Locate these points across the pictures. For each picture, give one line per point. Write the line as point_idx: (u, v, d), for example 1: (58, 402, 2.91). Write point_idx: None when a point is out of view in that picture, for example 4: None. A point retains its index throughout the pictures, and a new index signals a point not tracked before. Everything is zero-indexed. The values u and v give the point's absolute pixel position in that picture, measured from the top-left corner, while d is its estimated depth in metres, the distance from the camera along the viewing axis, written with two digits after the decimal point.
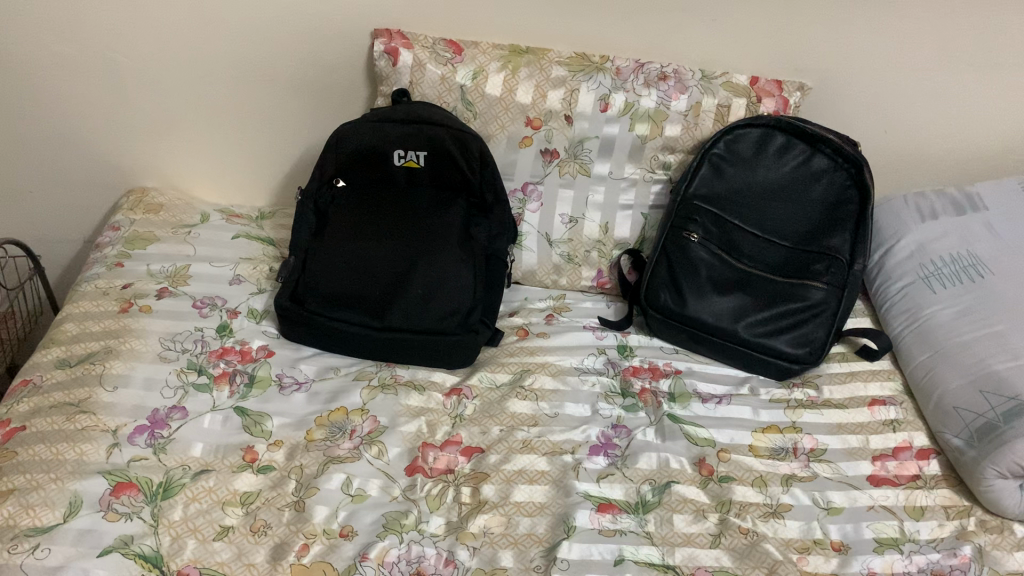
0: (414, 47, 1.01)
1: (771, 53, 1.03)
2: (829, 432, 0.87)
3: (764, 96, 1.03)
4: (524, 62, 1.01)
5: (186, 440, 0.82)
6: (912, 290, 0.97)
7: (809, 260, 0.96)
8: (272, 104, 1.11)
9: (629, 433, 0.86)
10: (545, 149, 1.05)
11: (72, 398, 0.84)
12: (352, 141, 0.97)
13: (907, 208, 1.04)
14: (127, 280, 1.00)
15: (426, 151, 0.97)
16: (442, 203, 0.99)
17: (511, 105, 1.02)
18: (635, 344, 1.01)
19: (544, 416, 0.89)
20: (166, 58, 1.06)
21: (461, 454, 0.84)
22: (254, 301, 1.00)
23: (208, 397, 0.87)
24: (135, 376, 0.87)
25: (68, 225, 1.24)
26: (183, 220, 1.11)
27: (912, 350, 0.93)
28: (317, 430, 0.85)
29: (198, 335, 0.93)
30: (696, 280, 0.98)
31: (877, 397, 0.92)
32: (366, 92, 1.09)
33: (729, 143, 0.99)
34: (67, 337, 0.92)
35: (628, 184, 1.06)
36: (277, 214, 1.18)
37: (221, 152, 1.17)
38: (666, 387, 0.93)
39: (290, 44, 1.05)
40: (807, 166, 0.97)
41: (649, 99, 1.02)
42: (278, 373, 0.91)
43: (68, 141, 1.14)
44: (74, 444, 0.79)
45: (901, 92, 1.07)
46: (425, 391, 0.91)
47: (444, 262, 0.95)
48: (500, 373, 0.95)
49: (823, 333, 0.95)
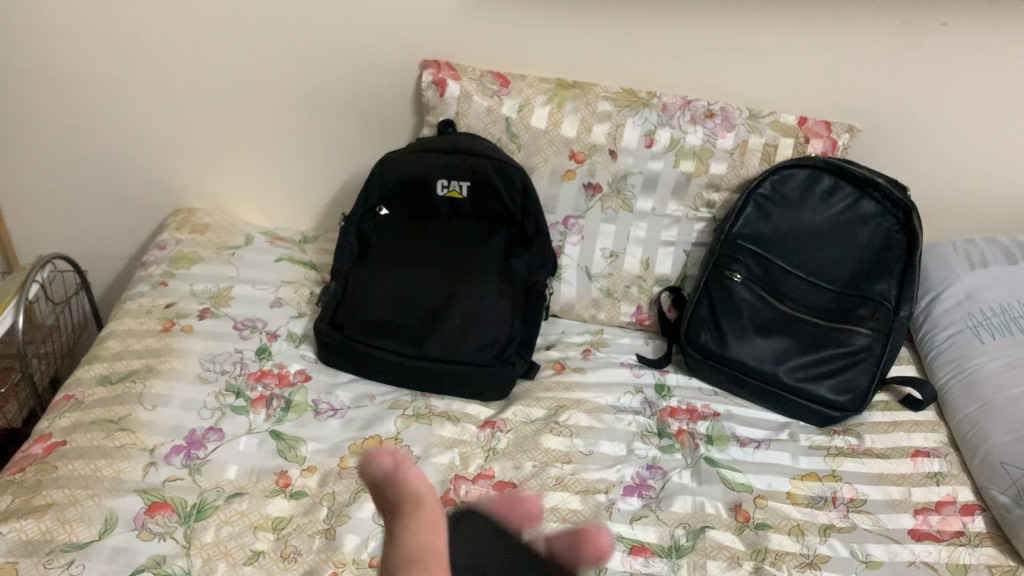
0: (461, 79, 1.02)
1: (821, 93, 1.02)
2: (869, 483, 0.85)
3: (812, 137, 1.02)
4: (571, 96, 1.02)
5: (221, 462, 0.82)
6: (960, 339, 0.95)
7: (855, 304, 0.95)
8: (320, 131, 1.13)
9: (664, 475, 0.85)
10: (588, 183, 1.04)
11: (113, 415, 0.85)
12: (399, 169, 0.99)
13: (957, 256, 1.02)
14: (171, 299, 1.01)
15: (468, 181, 0.98)
16: (484, 234, 1.00)
17: (556, 138, 1.02)
18: (673, 383, 0.99)
19: (578, 454, 0.88)
20: (219, 82, 1.08)
21: (493, 488, 0.83)
22: (295, 325, 1.00)
23: (245, 419, 0.87)
24: (174, 396, 0.88)
25: (116, 241, 1.26)
26: (228, 241, 1.13)
27: (958, 403, 0.90)
28: (351, 458, 0.85)
29: (238, 357, 0.94)
30: (737, 322, 0.96)
31: (920, 448, 0.89)
32: (412, 121, 1.10)
33: (775, 183, 0.98)
34: (109, 353, 0.94)
35: (671, 221, 1.05)
36: (319, 239, 1.19)
37: (267, 176, 1.19)
38: (704, 429, 0.91)
39: (340, 72, 1.06)
40: (854, 210, 0.96)
41: (695, 135, 1.01)
42: (315, 399, 0.91)
43: (121, 160, 1.16)
44: (112, 461, 0.80)
45: (953, 137, 1.05)
46: (459, 423, 0.90)
47: (482, 293, 0.95)
48: (535, 407, 0.93)
49: (866, 380, 0.93)
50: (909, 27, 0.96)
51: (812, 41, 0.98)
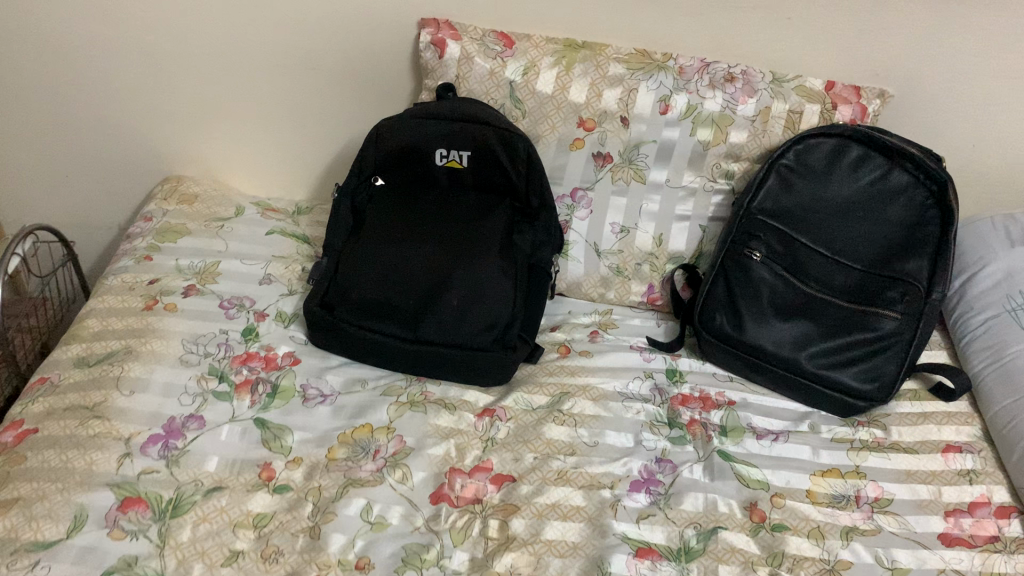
0: (462, 39, 0.94)
1: (851, 54, 0.95)
2: (896, 481, 0.79)
3: (840, 103, 0.95)
4: (580, 57, 0.94)
5: (202, 453, 0.77)
6: (997, 325, 0.88)
7: (884, 285, 0.87)
8: (314, 94, 1.06)
9: (675, 470, 0.80)
10: (598, 152, 0.97)
11: (88, 401, 0.80)
12: (395, 138, 0.93)
13: (995, 232, 0.95)
14: (155, 275, 0.96)
15: (469, 151, 0.92)
16: (485, 208, 0.94)
17: (563, 104, 0.95)
18: (686, 369, 0.93)
19: (583, 445, 0.82)
20: (206, 44, 1.02)
21: (490, 482, 0.78)
22: (284, 303, 0.95)
23: (228, 406, 0.82)
24: (153, 380, 0.83)
25: (104, 211, 1.20)
26: (217, 212, 1.07)
27: (994, 394, 0.84)
28: (339, 449, 0.79)
29: (223, 338, 0.89)
30: (756, 304, 0.89)
31: (952, 442, 0.82)
32: (411, 85, 1.03)
33: (799, 154, 0.92)
34: (88, 334, 0.89)
35: (686, 194, 0.98)
36: (314, 209, 1.13)
37: (259, 143, 1.12)
38: (718, 419, 0.85)
39: (334, 31, 0.99)
40: (884, 182, 0.89)
41: (714, 101, 0.94)
42: (303, 384, 0.86)
43: (106, 126, 1.10)
44: (84, 452, 0.75)
45: (994, 105, 0.97)
46: (456, 411, 0.84)
47: (481, 271, 0.89)
48: (537, 395, 0.87)
49: (893, 368, 0.86)
50: None
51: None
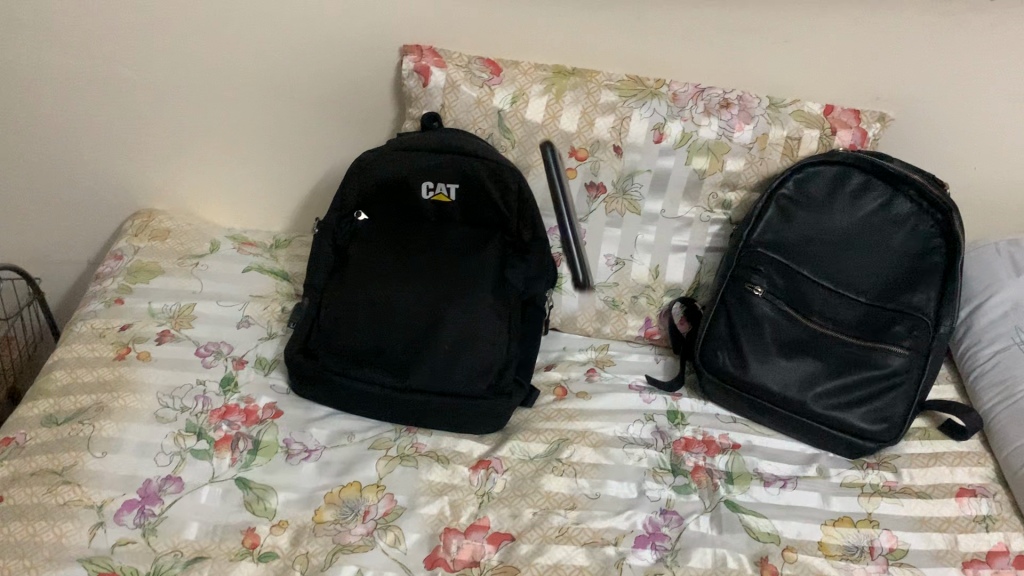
0: (446, 66, 0.90)
1: (851, 79, 0.91)
2: (911, 529, 0.76)
3: (840, 127, 0.91)
4: (570, 85, 0.90)
5: (180, 519, 0.72)
6: (1007, 357, 0.86)
7: (889, 320, 0.84)
8: (291, 124, 1.01)
9: (680, 522, 0.76)
10: (590, 182, 0.94)
11: (57, 464, 0.75)
12: (378, 171, 0.87)
13: (1000, 260, 0.93)
14: (127, 320, 0.91)
15: (457, 183, 0.86)
16: (475, 242, 0.88)
17: (554, 134, 0.92)
18: (687, 410, 0.89)
19: (584, 498, 0.78)
20: (176, 73, 0.96)
21: (487, 542, 0.73)
22: (264, 348, 0.90)
23: (207, 465, 0.77)
24: (127, 440, 0.78)
25: (72, 247, 1.15)
26: (191, 249, 1.02)
27: (1007, 434, 0.82)
28: (326, 510, 0.74)
29: (201, 390, 0.84)
30: (759, 342, 0.86)
31: (966, 485, 0.80)
32: (393, 114, 0.99)
33: (799, 183, 0.88)
34: (56, 388, 0.83)
35: (682, 224, 0.95)
36: (293, 242, 1.09)
37: (234, 174, 1.08)
38: (723, 465, 0.82)
39: (312, 59, 0.94)
40: (888, 211, 0.85)
41: (710, 128, 0.90)
42: (286, 439, 0.81)
43: (72, 158, 1.04)
44: (54, 523, 0.70)
45: (998, 129, 0.94)
46: (450, 465, 0.80)
47: (473, 313, 0.84)
48: (535, 443, 0.84)
49: (903, 408, 0.83)
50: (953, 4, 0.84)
51: (843, 21, 0.86)
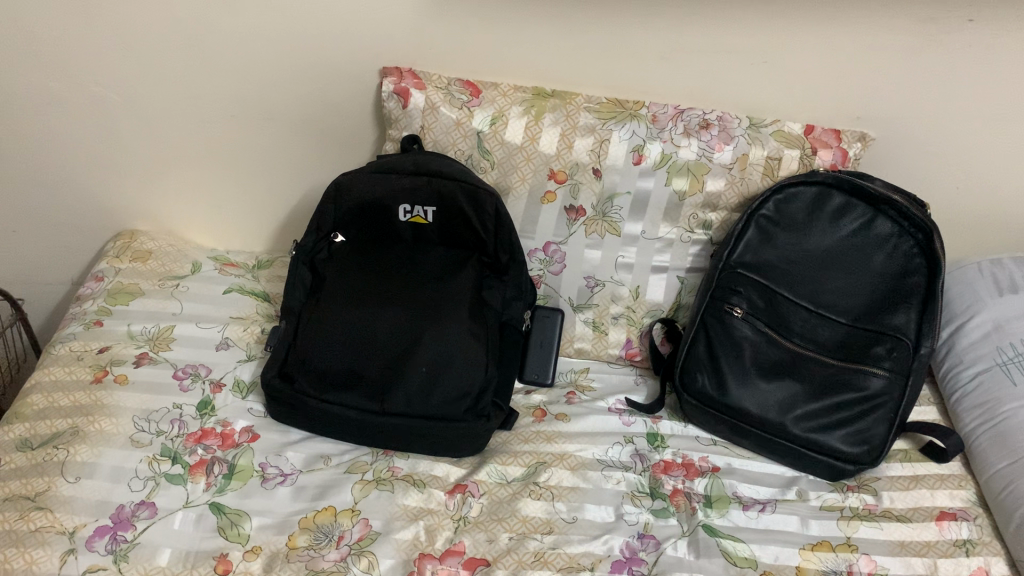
0: (425, 88, 0.90)
1: (832, 100, 0.91)
2: (891, 554, 0.75)
3: (820, 147, 0.91)
4: (550, 106, 0.90)
5: (152, 545, 0.71)
6: (988, 379, 0.86)
7: (870, 341, 0.84)
8: (273, 145, 1.01)
9: (658, 547, 0.75)
10: (570, 205, 0.94)
11: (30, 490, 0.74)
12: (356, 194, 0.87)
13: (983, 279, 0.93)
14: (106, 342, 0.91)
15: (434, 206, 0.86)
16: (454, 265, 0.89)
17: (534, 156, 0.92)
18: (667, 432, 0.90)
19: (560, 522, 0.77)
20: (158, 95, 0.96)
21: (463, 567, 0.72)
22: (242, 371, 0.91)
23: (181, 490, 0.76)
24: (101, 465, 0.77)
25: (56, 267, 1.15)
26: (173, 270, 1.03)
27: (989, 457, 0.82)
28: (300, 536, 0.74)
29: (177, 414, 0.84)
30: (739, 363, 0.86)
31: (946, 509, 0.80)
32: (373, 135, 0.99)
33: (780, 203, 0.87)
34: (32, 412, 0.83)
35: (663, 244, 0.96)
36: (275, 263, 1.09)
37: (217, 195, 1.08)
38: (702, 488, 0.82)
39: (291, 81, 0.94)
40: (868, 231, 0.85)
41: (689, 149, 0.90)
42: (261, 463, 0.81)
43: (56, 180, 1.04)
44: (24, 550, 0.68)
45: (979, 149, 0.93)
46: (426, 488, 0.80)
47: (450, 336, 0.84)
48: (512, 466, 0.84)
49: (883, 430, 0.82)
50: (931, 24, 0.82)
51: (823, 42, 0.85)
